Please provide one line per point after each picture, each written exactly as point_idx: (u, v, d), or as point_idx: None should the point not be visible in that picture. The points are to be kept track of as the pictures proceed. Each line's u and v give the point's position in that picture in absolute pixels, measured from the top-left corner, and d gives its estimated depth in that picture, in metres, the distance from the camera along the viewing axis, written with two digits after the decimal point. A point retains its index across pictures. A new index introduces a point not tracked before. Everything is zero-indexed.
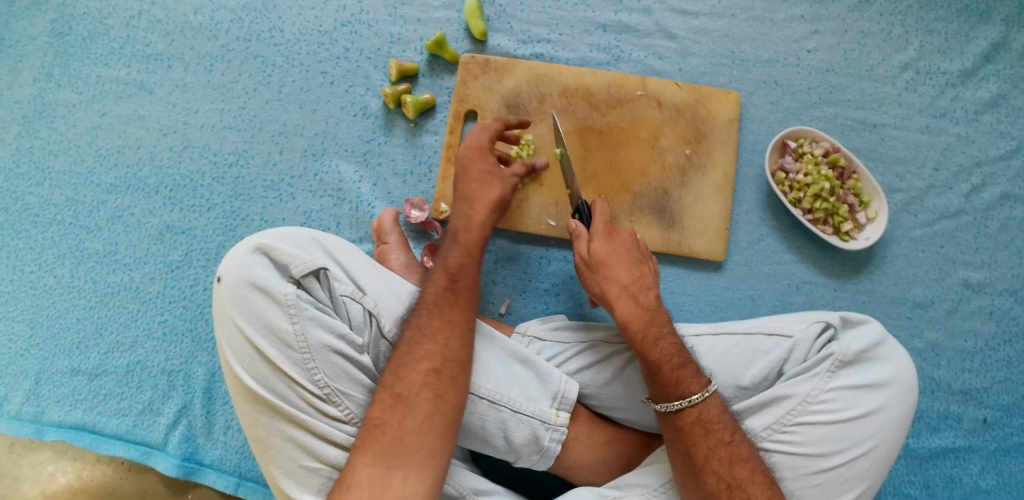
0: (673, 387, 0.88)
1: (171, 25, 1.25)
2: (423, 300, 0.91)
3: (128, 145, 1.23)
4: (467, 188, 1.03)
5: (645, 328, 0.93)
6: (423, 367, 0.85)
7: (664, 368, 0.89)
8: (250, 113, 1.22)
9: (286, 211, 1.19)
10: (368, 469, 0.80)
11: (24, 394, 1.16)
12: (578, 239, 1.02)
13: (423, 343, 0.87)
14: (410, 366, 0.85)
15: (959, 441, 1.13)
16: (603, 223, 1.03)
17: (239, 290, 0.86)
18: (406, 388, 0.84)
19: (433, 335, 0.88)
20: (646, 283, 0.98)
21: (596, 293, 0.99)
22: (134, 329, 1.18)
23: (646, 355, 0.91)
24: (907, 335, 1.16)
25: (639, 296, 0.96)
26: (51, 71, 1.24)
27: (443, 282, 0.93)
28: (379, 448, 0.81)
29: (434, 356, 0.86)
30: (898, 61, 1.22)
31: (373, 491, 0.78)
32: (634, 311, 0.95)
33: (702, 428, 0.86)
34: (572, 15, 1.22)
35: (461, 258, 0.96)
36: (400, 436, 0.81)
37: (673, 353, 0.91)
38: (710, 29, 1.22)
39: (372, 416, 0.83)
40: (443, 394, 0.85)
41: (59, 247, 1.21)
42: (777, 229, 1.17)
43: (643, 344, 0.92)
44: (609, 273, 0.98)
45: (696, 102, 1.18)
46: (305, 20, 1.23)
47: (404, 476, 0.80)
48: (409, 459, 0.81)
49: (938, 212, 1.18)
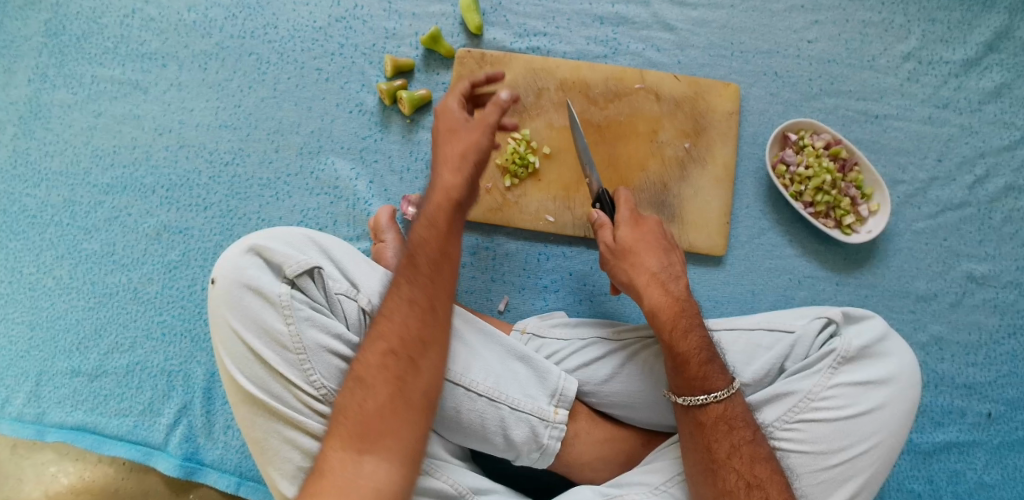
0: (698, 381, 0.87)
1: (165, 23, 1.24)
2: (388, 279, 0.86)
3: (123, 145, 1.22)
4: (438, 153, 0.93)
5: (675, 319, 0.90)
6: (380, 347, 0.82)
7: (693, 362, 0.88)
8: (245, 111, 1.21)
9: (282, 210, 1.18)
10: (336, 456, 0.77)
11: (25, 396, 1.17)
12: (601, 228, 0.98)
13: (381, 324, 0.83)
14: (369, 347, 0.82)
15: (963, 436, 1.12)
16: (628, 209, 0.98)
17: (233, 290, 0.86)
18: (364, 370, 0.81)
19: (390, 314, 0.83)
20: (676, 271, 0.95)
21: (623, 281, 0.96)
22: (133, 330, 1.18)
23: (674, 346, 0.89)
24: (910, 328, 1.15)
25: (669, 284, 0.93)
26: (46, 71, 1.24)
27: (406, 256, 0.86)
28: (344, 436, 0.78)
29: (393, 335, 0.82)
30: (900, 51, 1.21)
31: (343, 479, 0.75)
32: (663, 300, 0.91)
33: (726, 424, 0.86)
34: (568, 7, 1.21)
35: (429, 228, 0.87)
36: (364, 421, 0.78)
37: (704, 347, 0.89)
38: (708, 20, 1.21)
39: (337, 403, 0.80)
40: (406, 374, 0.81)
41: (57, 249, 1.20)
42: (778, 223, 1.16)
43: (672, 335, 0.90)
44: (637, 261, 0.94)
45: (695, 94, 1.16)
46: (299, 16, 1.22)
47: (374, 462, 0.77)
48: (378, 444, 0.78)
49: (941, 204, 1.17)
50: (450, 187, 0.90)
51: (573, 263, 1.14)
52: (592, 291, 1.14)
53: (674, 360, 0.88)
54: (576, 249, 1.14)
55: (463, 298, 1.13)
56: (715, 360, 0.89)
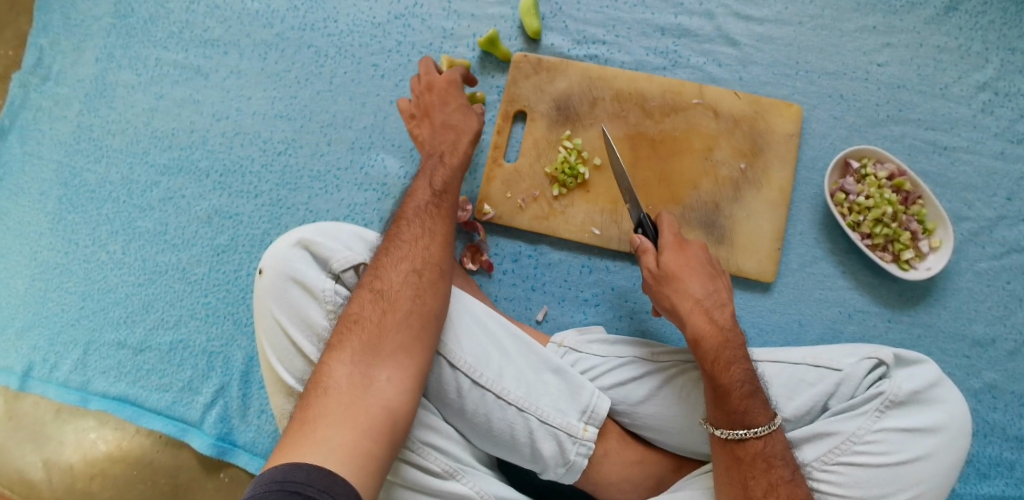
0: (738, 415, 0.85)
1: (229, 12, 1.25)
2: (405, 213, 0.94)
3: (182, 128, 1.24)
4: (448, 119, 1.03)
5: (718, 350, 0.88)
6: (403, 267, 0.88)
7: (734, 396, 0.86)
8: (300, 102, 1.22)
9: (330, 203, 1.19)
10: (346, 365, 0.80)
11: (72, 364, 1.20)
12: (643, 253, 0.95)
13: (399, 249, 0.90)
14: (387, 269, 0.88)
15: (1010, 491, 1.07)
16: (672, 233, 0.96)
17: (279, 281, 0.91)
18: (386, 287, 0.87)
19: (409, 240, 0.90)
20: (720, 299, 0.93)
21: (666, 307, 0.94)
22: (179, 308, 1.20)
23: (716, 377, 0.87)
24: (962, 374, 1.10)
25: (713, 312, 0.91)
26: (113, 52, 1.27)
27: (427, 195, 0.95)
28: (356, 347, 0.82)
29: (412, 260, 0.89)
30: (976, 80, 1.15)
31: (352, 386, 0.78)
32: (706, 328, 0.89)
33: (765, 462, 0.84)
34: (630, 16, 1.18)
35: (448, 177, 0.98)
36: (378, 333, 0.83)
37: (747, 380, 0.87)
38: (774, 37, 1.17)
39: (351, 317, 0.85)
40: (420, 295, 0.86)
41: (111, 225, 1.24)
42: (831, 252, 1.12)
43: (714, 367, 0.88)
44: (681, 287, 0.92)
45: (755, 113, 1.13)
46: (359, 11, 1.22)
47: (385, 376, 0.80)
48: (388, 358, 0.81)
49: (1007, 245, 1.12)
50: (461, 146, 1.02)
51: (615, 278, 1.12)
52: (633, 308, 1.11)
53: (715, 393, 0.87)
54: (619, 264, 1.12)
55: (502, 305, 1.12)
56: (756, 393, 0.87)
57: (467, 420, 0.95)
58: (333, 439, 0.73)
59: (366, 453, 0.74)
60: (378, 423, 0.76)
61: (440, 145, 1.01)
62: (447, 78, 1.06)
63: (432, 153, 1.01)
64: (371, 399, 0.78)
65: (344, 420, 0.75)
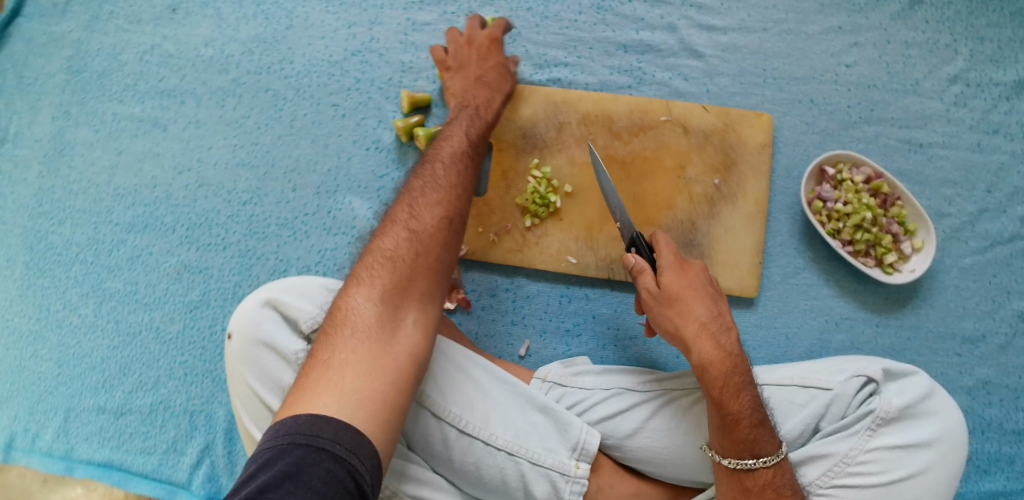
0: (747, 445, 0.83)
1: (183, 60, 1.22)
2: (439, 157, 0.93)
3: (144, 184, 1.20)
4: (483, 75, 1.07)
5: (726, 377, 0.85)
6: (437, 211, 0.85)
7: (743, 424, 0.83)
8: (262, 148, 1.18)
9: (300, 250, 1.15)
10: (374, 305, 0.77)
11: (53, 431, 1.15)
12: (641, 274, 0.90)
13: (436, 192, 0.87)
14: (423, 209, 0.85)
15: (1011, 485, 1.05)
16: (671, 254, 0.91)
17: (249, 345, 0.90)
18: (421, 228, 0.83)
19: (445, 187, 0.89)
20: (725, 322, 0.89)
21: (668, 329, 0.89)
22: (157, 369, 1.15)
23: (723, 406, 0.84)
24: (956, 372, 1.08)
25: (719, 337, 0.88)
26: (69, 109, 1.23)
27: (459, 145, 0.95)
28: (387, 288, 0.78)
29: (448, 208, 0.86)
30: (946, 73, 1.13)
31: (380, 328, 0.76)
32: (715, 354, 0.86)
33: (775, 492, 0.82)
34: (591, 35, 1.16)
35: (476, 132, 0.99)
36: (409, 276, 0.80)
37: (755, 408, 0.84)
38: (740, 45, 1.15)
39: (382, 254, 0.81)
40: (449, 245, 0.85)
41: (81, 286, 1.18)
42: (813, 261, 1.10)
43: (722, 393, 0.85)
44: (684, 309, 0.88)
45: (725, 126, 1.11)
46: (315, 50, 1.19)
47: (410, 320, 0.78)
48: (416, 303, 0.79)
49: (990, 238, 1.10)
50: (491, 103, 1.05)
51: (596, 305, 1.10)
52: (616, 335, 1.09)
53: (724, 420, 0.84)
54: (599, 291, 1.10)
55: (483, 342, 1.10)
56: (764, 422, 0.84)
57: (455, 470, 0.93)
58: (361, 387, 0.71)
59: (390, 404, 0.72)
60: (402, 373, 0.75)
61: (471, 99, 1.04)
62: (489, 36, 1.08)
63: (466, 105, 1.03)
64: (398, 346, 0.76)
65: (372, 367, 0.73)
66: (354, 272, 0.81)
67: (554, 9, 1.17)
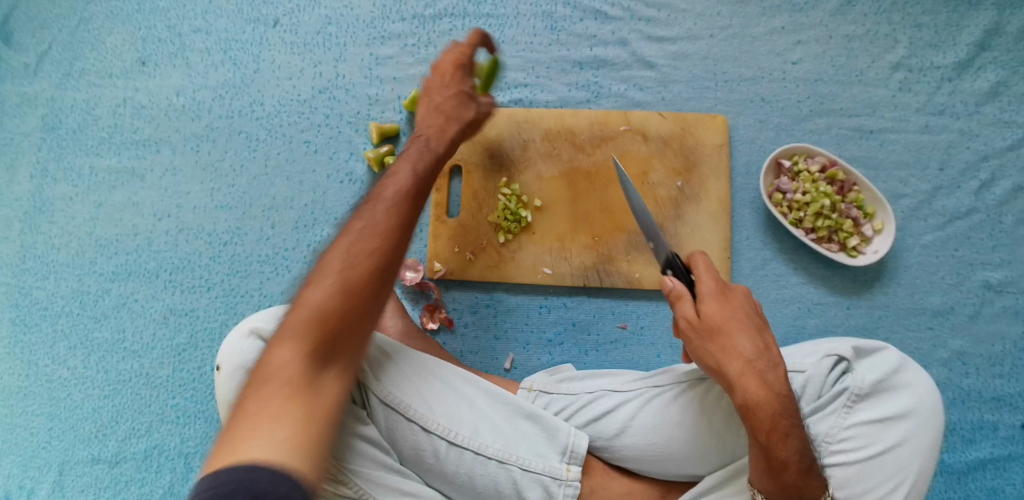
0: (795, 490, 0.80)
1: (156, 109, 1.25)
2: (382, 197, 0.83)
3: (125, 233, 1.22)
4: (442, 102, 0.96)
5: (773, 420, 0.80)
6: (373, 258, 0.78)
7: (792, 470, 0.80)
8: (239, 189, 1.22)
9: (283, 284, 1.18)
10: (300, 359, 0.70)
11: (49, 486, 1.15)
12: (680, 300, 0.86)
13: (369, 235, 0.79)
14: (357, 255, 0.77)
15: (997, 451, 1.08)
16: (712, 280, 0.86)
17: (236, 374, 0.92)
18: (353, 275, 0.76)
19: (381, 230, 0.80)
20: (773, 357, 0.84)
21: (709, 363, 0.84)
22: (149, 414, 1.16)
23: (770, 450, 0.79)
24: (930, 346, 1.11)
25: (766, 375, 0.82)
26: (46, 166, 1.25)
27: (406, 184, 0.85)
28: (314, 346, 0.71)
29: (386, 254, 0.79)
30: (889, 61, 1.18)
31: (304, 383, 0.69)
32: (762, 394, 0.80)
33: None
34: (547, 55, 1.21)
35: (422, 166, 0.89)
36: (337, 329, 0.74)
37: (805, 453, 0.80)
38: (689, 53, 1.20)
39: (309, 309, 0.73)
40: (380, 297, 0.78)
41: (69, 340, 1.19)
42: (780, 252, 1.13)
43: (769, 437, 0.80)
44: (728, 343, 0.83)
45: (683, 131, 1.16)
46: (284, 91, 1.23)
47: (336, 375, 0.72)
48: (342, 358, 0.73)
49: (948, 214, 1.14)
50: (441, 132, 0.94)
51: (575, 313, 1.12)
52: (597, 340, 1.12)
53: (770, 463, 0.80)
54: (576, 299, 1.13)
55: (468, 359, 1.12)
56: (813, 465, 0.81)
57: (450, 481, 0.95)
58: (289, 440, 0.64)
59: (322, 460, 0.65)
60: (331, 428, 0.68)
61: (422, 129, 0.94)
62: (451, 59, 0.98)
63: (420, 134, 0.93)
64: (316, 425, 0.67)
65: (299, 419, 0.66)
66: (279, 329, 0.73)
67: (510, 33, 1.22)
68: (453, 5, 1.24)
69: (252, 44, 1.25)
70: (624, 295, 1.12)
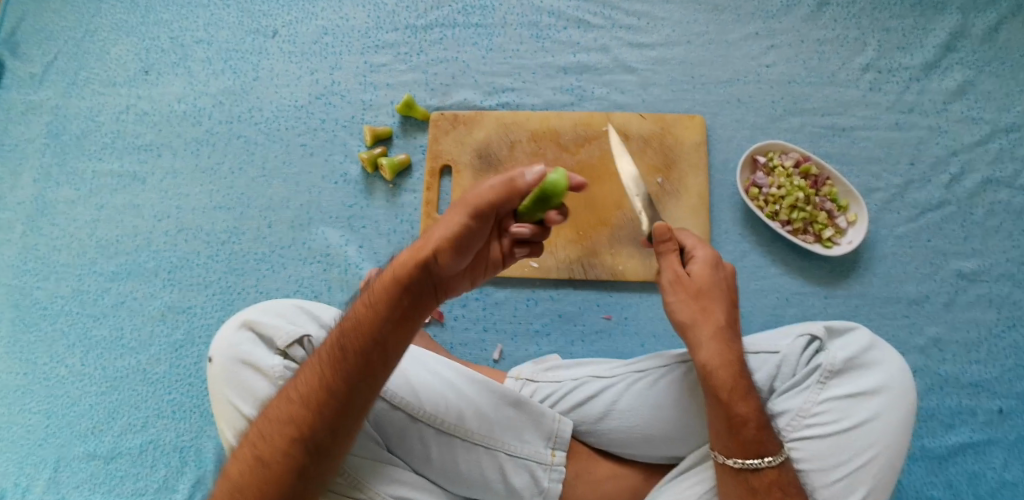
0: (753, 445, 0.85)
1: (158, 116, 1.31)
2: (315, 361, 0.77)
3: (126, 234, 1.26)
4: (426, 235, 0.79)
5: (733, 379, 0.86)
6: (287, 429, 0.74)
7: (751, 426, 0.85)
8: (237, 191, 1.26)
9: (278, 281, 1.21)
10: None
11: (45, 483, 1.15)
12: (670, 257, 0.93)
13: (286, 403, 0.76)
14: (275, 427, 0.75)
15: (977, 436, 1.09)
16: (706, 252, 0.94)
17: (229, 365, 0.89)
18: (267, 450, 0.74)
19: (297, 398, 0.76)
20: (738, 332, 0.91)
21: (683, 318, 0.91)
22: (145, 410, 1.18)
23: (730, 406, 0.85)
24: (907, 333, 1.13)
25: (732, 342, 0.89)
26: (50, 171, 1.30)
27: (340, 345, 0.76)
28: None
29: (301, 424, 0.74)
30: (858, 63, 1.24)
31: None
32: (724, 356, 0.87)
33: (781, 491, 0.84)
34: (533, 62, 1.27)
35: (360, 316, 0.76)
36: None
37: (762, 411, 0.86)
38: (667, 58, 1.26)
39: (221, 478, 0.75)
40: (302, 466, 0.74)
41: (68, 338, 1.22)
42: (758, 244, 1.17)
43: (730, 395, 0.86)
44: (706, 307, 0.90)
45: (662, 130, 1.21)
46: (281, 97, 1.29)
47: None
48: None
49: (920, 206, 1.18)
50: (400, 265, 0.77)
51: (562, 305, 1.16)
52: (583, 331, 1.15)
53: (731, 420, 0.85)
54: (562, 291, 1.17)
55: (458, 351, 1.15)
56: (770, 424, 0.87)
57: (437, 467, 0.97)
58: None
59: None
60: None
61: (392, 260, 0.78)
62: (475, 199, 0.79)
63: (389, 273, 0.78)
64: None
65: None
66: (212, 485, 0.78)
67: (497, 42, 1.28)
68: (443, 16, 1.30)
69: (251, 54, 1.32)
70: (608, 287, 1.16)
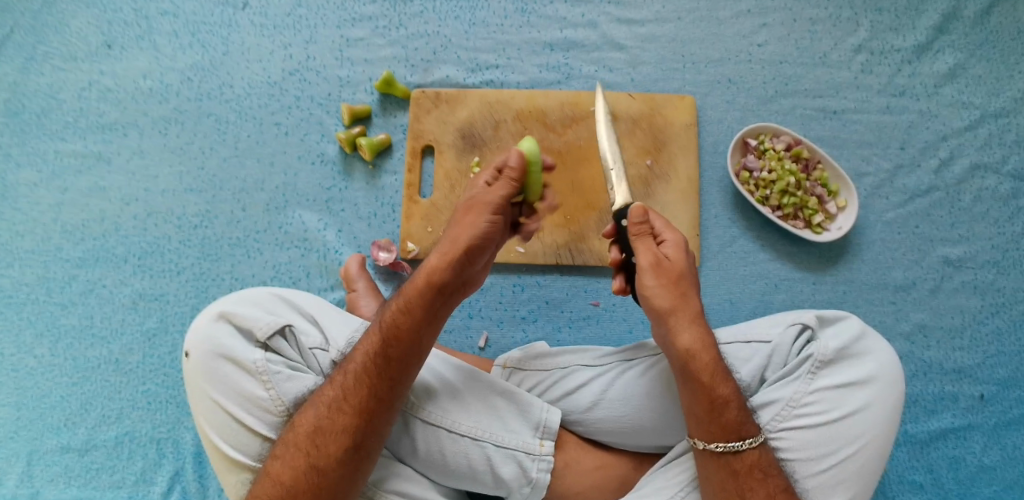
0: (734, 427, 0.84)
1: (122, 93, 1.24)
2: (358, 369, 0.82)
3: (92, 218, 1.20)
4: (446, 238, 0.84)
5: (711, 362, 0.86)
6: (342, 436, 0.79)
7: (732, 406, 0.85)
8: (208, 172, 1.21)
9: (255, 267, 1.17)
10: None
11: (18, 477, 1.11)
12: (643, 241, 0.89)
13: (336, 412, 0.80)
14: (328, 434, 0.80)
15: (958, 421, 1.10)
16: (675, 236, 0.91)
17: (208, 361, 0.85)
18: (322, 458, 0.79)
19: (348, 409, 0.80)
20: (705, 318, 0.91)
21: (660, 303, 0.87)
22: (119, 401, 1.14)
23: (713, 390, 0.85)
24: (892, 319, 1.13)
25: (705, 326, 0.88)
26: (8, 151, 1.22)
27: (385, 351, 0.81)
28: None
29: (354, 431, 0.80)
30: (851, 44, 1.21)
31: None
32: (702, 341, 0.86)
33: (761, 472, 0.84)
34: (518, 37, 1.22)
35: (400, 321, 0.82)
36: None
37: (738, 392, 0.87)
38: (657, 35, 1.22)
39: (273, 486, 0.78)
40: (357, 466, 0.80)
41: (35, 327, 1.17)
42: (747, 229, 1.16)
43: (712, 378, 0.85)
44: (684, 292, 0.88)
45: (652, 111, 1.18)
46: (254, 73, 1.23)
47: None
48: None
49: (909, 192, 1.17)
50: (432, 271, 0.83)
51: (548, 291, 1.14)
52: (570, 317, 1.13)
53: (712, 403, 0.85)
54: (549, 277, 1.14)
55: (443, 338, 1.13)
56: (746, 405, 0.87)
57: (424, 460, 0.94)
58: None
59: None
60: None
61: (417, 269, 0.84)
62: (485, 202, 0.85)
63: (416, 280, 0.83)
64: None
65: None
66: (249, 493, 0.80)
67: (480, 16, 1.23)
68: None
69: (221, 27, 1.25)
70: (596, 273, 1.14)
